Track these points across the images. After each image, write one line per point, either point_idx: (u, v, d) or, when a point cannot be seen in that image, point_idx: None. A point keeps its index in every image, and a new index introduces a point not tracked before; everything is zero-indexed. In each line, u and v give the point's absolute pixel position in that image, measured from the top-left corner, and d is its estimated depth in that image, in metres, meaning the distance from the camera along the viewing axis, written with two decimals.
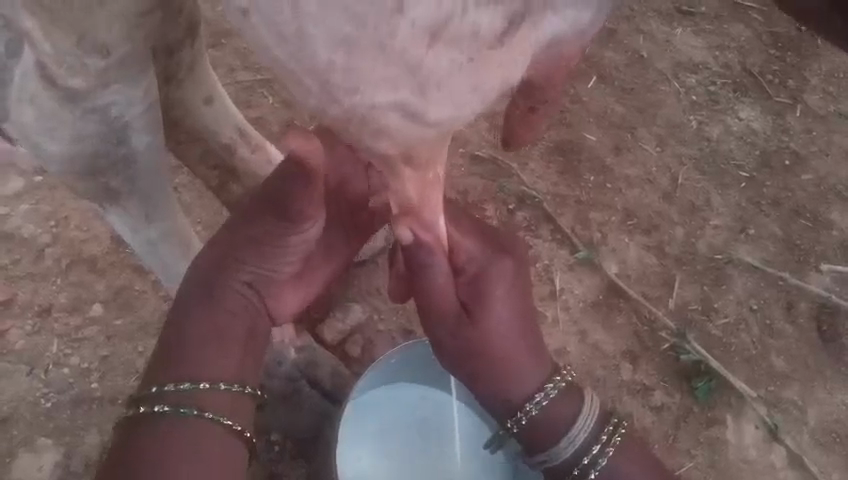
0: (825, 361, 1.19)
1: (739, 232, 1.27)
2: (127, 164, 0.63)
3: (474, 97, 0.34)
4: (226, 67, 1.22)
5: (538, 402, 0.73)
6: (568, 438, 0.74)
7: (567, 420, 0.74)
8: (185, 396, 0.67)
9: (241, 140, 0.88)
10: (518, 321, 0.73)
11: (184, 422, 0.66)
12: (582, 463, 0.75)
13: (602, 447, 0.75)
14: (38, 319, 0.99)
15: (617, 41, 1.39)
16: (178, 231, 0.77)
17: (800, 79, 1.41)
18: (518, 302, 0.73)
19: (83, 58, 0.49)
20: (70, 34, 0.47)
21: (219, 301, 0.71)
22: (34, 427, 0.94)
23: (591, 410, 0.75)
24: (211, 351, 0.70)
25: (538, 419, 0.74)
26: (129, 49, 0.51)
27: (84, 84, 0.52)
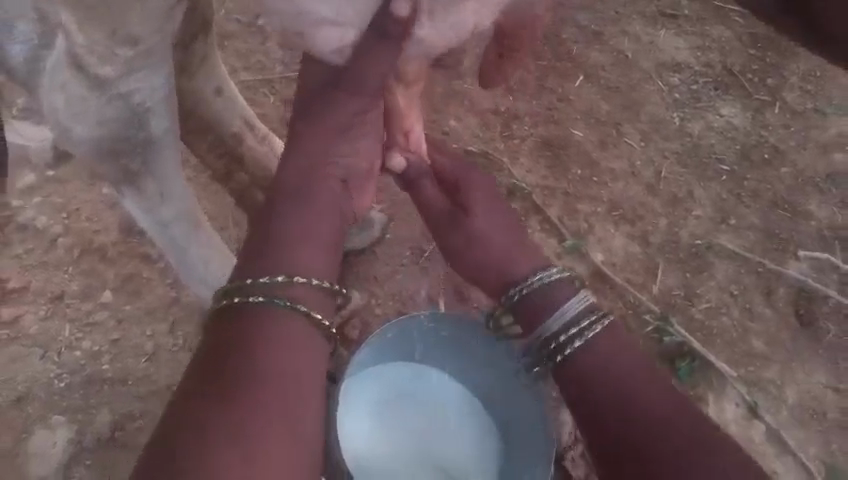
0: (804, 344, 1.25)
1: (720, 222, 1.32)
2: (148, 148, 0.68)
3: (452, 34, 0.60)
4: (229, 68, 1.28)
5: (528, 284, 0.80)
6: (551, 319, 0.76)
7: (561, 298, 0.78)
8: (280, 287, 0.65)
9: (247, 131, 0.95)
10: (506, 225, 0.86)
11: (278, 311, 0.63)
12: (568, 331, 0.75)
13: (588, 320, 0.75)
14: (51, 305, 1.04)
15: (603, 43, 1.45)
16: (192, 214, 0.82)
17: (779, 78, 1.47)
18: (502, 212, 0.87)
19: (114, 49, 0.56)
20: (105, 27, 0.55)
21: (308, 198, 0.74)
22: (48, 406, 0.99)
23: (579, 297, 0.77)
24: (298, 246, 0.70)
25: (535, 296, 0.79)
26: (157, 41, 0.58)
27: (112, 72, 0.58)
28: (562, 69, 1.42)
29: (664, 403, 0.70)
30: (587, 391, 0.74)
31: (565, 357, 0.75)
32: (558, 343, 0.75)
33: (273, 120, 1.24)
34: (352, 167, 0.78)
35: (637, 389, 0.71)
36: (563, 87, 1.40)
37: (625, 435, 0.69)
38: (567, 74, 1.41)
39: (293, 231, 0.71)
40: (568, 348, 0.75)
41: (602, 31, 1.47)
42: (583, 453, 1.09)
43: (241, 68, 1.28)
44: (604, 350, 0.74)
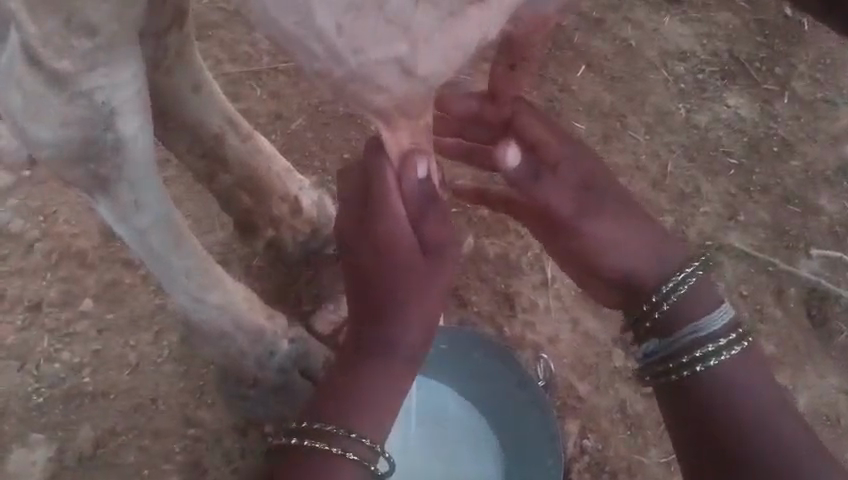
0: (816, 346, 1.20)
1: (728, 219, 1.27)
2: (117, 154, 0.62)
3: (448, 53, 0.51)
4: (213, 59, 1.22)
5: (670, 295, 0.71)
6: (694, 329, 0.70)
7: (705, 310, 0.71)
8: (333, 435, 0.72)
9: (230, 128, 0.88)
10: (633, 238, 0.72)
11: (326, 460, 0.71)
12: (710, 348, 0.69)
13: (733, 341, 0.70)
14: (28, 314, 0.99)
15: (604, 31, 1.39)
16: (178, 228, 0.74)
17: (787, 66, 1.41)
18: (624, 221, 0.73)
19: (70, 39, 0.52)
20: (58, 11, 0.50)
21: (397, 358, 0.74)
22: (26, 422, 0.94)
23: (725, 308, 0.71)
24: (372, 393, 0.74)
25: (678, 305, 0.71)
26: (117, 30, 0.52)
27: (70, 66, 0.54)
28: (562, 58, 1.36)
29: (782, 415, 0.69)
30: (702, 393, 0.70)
31: (696, 372, 0.69)
32: (694, 356, 0.69)
33: (262, 115, 1.19)
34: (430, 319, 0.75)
35: (757, 397, 0.69)
36: (564, 77, 1.34)
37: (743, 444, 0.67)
38: (568, 64, 1.35)
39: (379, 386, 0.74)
40: (704, 363, 0.69)
41: (603, 18, 1.40)
42: (589, 465, 1.05)
43: (226, 59, 1.22)
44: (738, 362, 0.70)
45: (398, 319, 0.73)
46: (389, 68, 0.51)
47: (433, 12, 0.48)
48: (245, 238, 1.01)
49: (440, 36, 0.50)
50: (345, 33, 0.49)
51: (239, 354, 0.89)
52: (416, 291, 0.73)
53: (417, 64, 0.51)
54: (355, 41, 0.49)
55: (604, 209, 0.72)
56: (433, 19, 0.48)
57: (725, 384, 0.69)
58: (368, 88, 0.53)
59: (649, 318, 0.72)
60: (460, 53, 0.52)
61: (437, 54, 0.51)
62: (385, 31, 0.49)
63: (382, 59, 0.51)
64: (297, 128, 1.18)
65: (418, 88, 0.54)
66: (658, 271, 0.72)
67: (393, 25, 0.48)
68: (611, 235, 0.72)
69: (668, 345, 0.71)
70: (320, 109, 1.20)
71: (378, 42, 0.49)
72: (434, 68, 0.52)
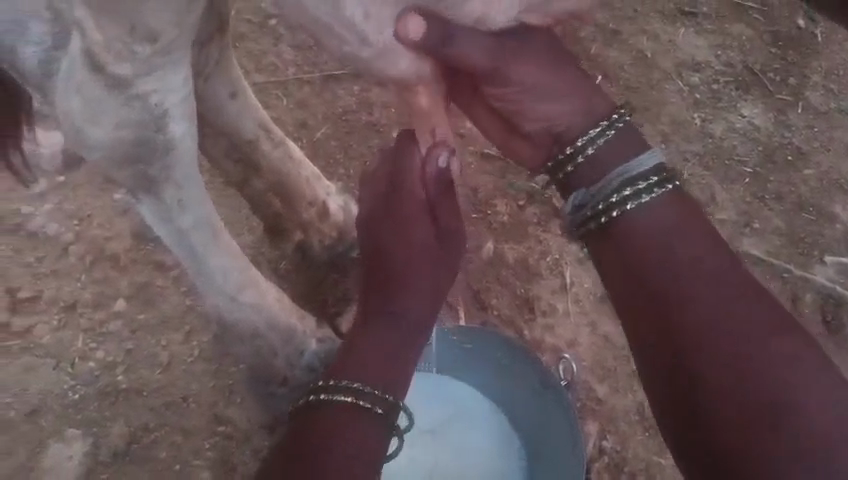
0: (830, 349, 1.22)
1: (744, 225, 1.29)
2: (164, 154, 0.65)
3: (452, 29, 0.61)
4: (241, 69, 1.25)
5: (594, 139, 0.71)
6: (622, 170, 0.69)
7: (629, 154, 0.70)
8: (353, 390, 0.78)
9: (264, 136, 0.91)
10: (553, 85, 0.71)
11: (346, 412, 0.76)
12: (632, 186, 0.68)
13: (659, 183, 0.68)
14: (63, 315, 1.02)
15: (621, 42, 1.42)
16: (218, 234, 0.79)
17: (801, 76, 1.43)
18: (549, 70, 0.70)
19: (132, 45, 0.55)
20: (123, 21, 0.53)
21: (412, 325, 0.85)
22: (62, 419, 0.97)
23: (653, 151, 0.70)
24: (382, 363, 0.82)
25: (599, 154, 0.71)
26: (175, 35, 0.56)
27: (128, 70, 0.57)
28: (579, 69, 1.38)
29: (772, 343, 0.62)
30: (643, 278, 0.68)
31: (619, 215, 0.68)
32: (616, 194, 0.68)
33: (287, 123, 1.22)
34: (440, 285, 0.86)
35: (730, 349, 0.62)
36: None
37: (720, 411, 0.61)
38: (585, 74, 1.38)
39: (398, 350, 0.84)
40: (630, 203, 0.68)
41: (620, 29, 1.42)
42: (607, 465, 1.08)
43: (253, 70, 1.25)
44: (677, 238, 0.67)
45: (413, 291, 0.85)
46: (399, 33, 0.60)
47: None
48: (273, 242, 1.04)
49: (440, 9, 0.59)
50: (371, 19, 0.59)
51: (269, 353, 0.94)
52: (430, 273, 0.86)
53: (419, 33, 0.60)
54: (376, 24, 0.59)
55: (533, 51, 0.68)
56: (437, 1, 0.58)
57: (654, 232, 0.68)
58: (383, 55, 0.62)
59: (571, 162, 0.72)
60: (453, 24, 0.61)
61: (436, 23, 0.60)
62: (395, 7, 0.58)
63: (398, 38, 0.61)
64: (322, 137, 1.22)
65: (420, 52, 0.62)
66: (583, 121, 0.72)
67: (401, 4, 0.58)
68: (540, 85, 0.71)
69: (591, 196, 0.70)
70: (343, 119, 1.23)
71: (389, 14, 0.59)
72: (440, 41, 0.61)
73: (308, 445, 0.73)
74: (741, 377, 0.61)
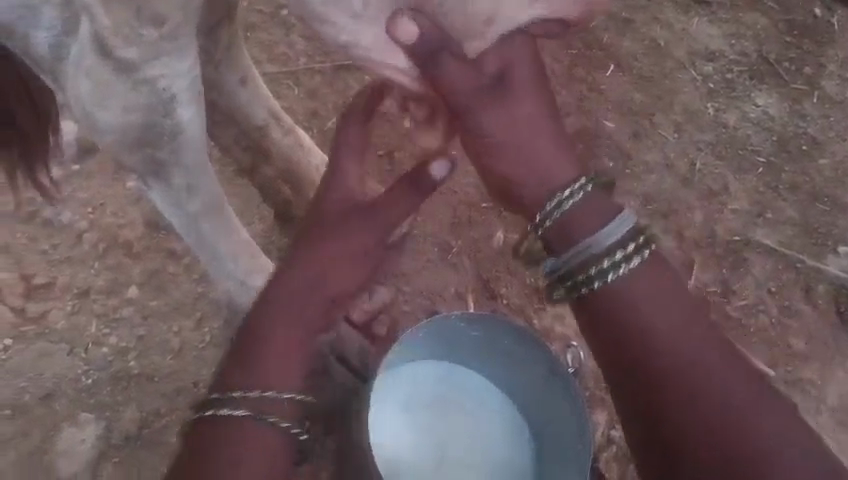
0: (844, 340, 1.21)
1: (757, 216, 1.28)
2: (173, 139, 0.66)
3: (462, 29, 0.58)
4: (252, 59, 1.26)
5: (559, 202, 0.63)
6: (589, 241, 0.62)
7: (597, 221, 0.63)
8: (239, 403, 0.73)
9: (273, 124, 0.92)
10: (535, 131, 0.64)
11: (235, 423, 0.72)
12: (603, 263, 0.62)
13: (628, 255, 0.62)
14: (77, 301, 1.03)
15: (634, 31, 1.41)
16: (225, 220, 0.80)
17: (817, 66, 1.42)
18: (527, 114, 0.63)
19: (138, 29, 0.56)
20: (130, 4, 0.54)
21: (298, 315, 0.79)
22: (75, 403, 0.98)
23: (622, 217, 0.63)
24: (288, 362, 0.77)
25: (565, 218, 0.63)
26: (180, 20, 0.57)
27: (135, 55, 0.58)
28: (592, 58, 1.38)
29: (732, 367, 0.62)
30: (609, 339, 0.64)
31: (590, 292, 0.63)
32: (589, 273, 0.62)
33: (299, 113, 1.23)
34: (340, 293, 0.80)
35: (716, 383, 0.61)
36: (594, 76, 1.36)
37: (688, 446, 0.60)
38: (598, 63, 1.37)
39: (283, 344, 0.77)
40: (600, 281, 0.62)
41: (633, 18, 1.42)
42: (616, 454, 1.08)
43: (265, 60, 1.26)
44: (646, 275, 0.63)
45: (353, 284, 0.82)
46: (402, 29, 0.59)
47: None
48: (283, 230, 1.05)
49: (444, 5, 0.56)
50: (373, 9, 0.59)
51: None
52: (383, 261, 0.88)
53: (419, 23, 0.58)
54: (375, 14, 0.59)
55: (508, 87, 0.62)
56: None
57: (626, 302, 0.62)
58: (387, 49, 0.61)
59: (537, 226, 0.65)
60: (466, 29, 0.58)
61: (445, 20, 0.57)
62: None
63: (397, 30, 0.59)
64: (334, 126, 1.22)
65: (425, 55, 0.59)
66: (558, 179, 0.65)
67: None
68: (518, 130, 0.63)
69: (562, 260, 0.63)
70: None
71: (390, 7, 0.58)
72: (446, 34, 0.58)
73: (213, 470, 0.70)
74: (710, 428, 0.60)
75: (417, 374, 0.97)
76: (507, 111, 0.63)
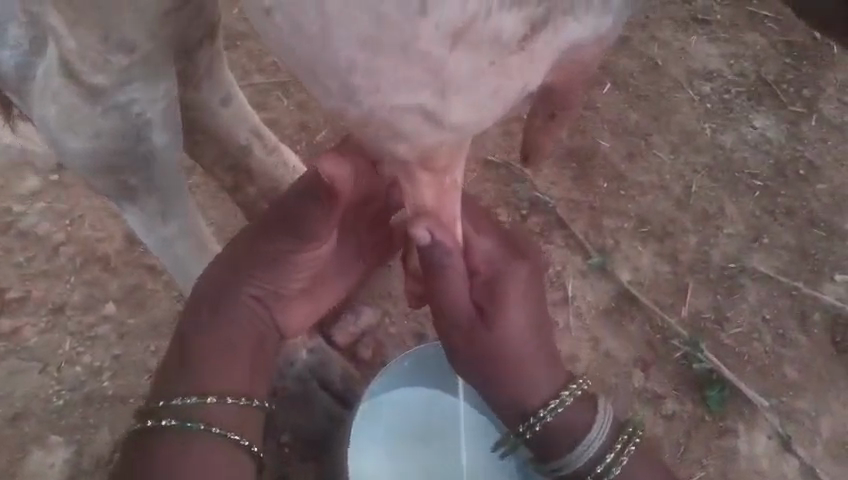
0: (840, 371, 1.17)
1: (752, 240, 1.26)
2: (146, 162, 0.63)
3: (490, 103, 0.35)
4: (242, 69, 1.23)
5: (548, 414, 0.78)
6: (580, 452, 0.78)
7: (583, 427, 0.79)
8: (193, 410, 0.70)
9: (256, 141, 0.88)
10: (531, 328, 0.78)
11: (187, 434, 0.69)
12: (596, 471, 0.79)
13: (615, 456, 0.79)
14: (51, 317, 1.00)
15: (631, 49, 1.39)
16: (194, 230, 0.77)
17: (816, 88, 1.40)
18: (526, 323, 0.77)
19: (106, 56, 0.51)
20: (95, 31, 0.49)
21: (224, 321, 0.77)
22: (45, 424, 0.94)
23: (604, 424, 0.79)
24: (232, 365, 0.75)
25: (554, 426, 0.78)
26: (153, 47, 0.52)
27: (104, 80, 0.53)
28: None
29: None
30: None
31: None
32: None
33: (288, 126, 1.20)
34: (276, 292, 0.81)
35: None
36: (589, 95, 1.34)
37: None
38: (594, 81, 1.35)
39: (207, 356, 0.74)
40: None
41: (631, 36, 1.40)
42: None
43: (255, 70, 1.23)
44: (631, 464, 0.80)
45: (302, 277, 0.82)
46: (411, 116, 0.35)
47: (476, 53, 0.32)
48: None
49: (478, 83, 0.34)
50: (359, 72, 0.32)
51: None
52: (337, 247, 0.87)
53: (447, 117, 0.35)
54: (376, 85, 0.33)
55: (509, 299, 0.76)
56: (469, 66, 0.33)
57: None
58: (384, 134, 0.36)
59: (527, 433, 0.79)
60: (507, 104, 0.37)
61: (483, 106, 0.35)
62: (409, 75, 0.32)
63: (402, 102, 0.34)
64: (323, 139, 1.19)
65: (439, 151, 0.38)
66: (550, 386, 0.79)
67: (423, 68, 0.32)
68: (518, 332, 0.77)
69: (558, 465, 0.80)
70: None
71: (399, 86, 0.33)
72: (469, 118, 0.35)
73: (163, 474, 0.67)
74: None
75: (406, 396, 0.93)
76: (512, 319, 0.76)
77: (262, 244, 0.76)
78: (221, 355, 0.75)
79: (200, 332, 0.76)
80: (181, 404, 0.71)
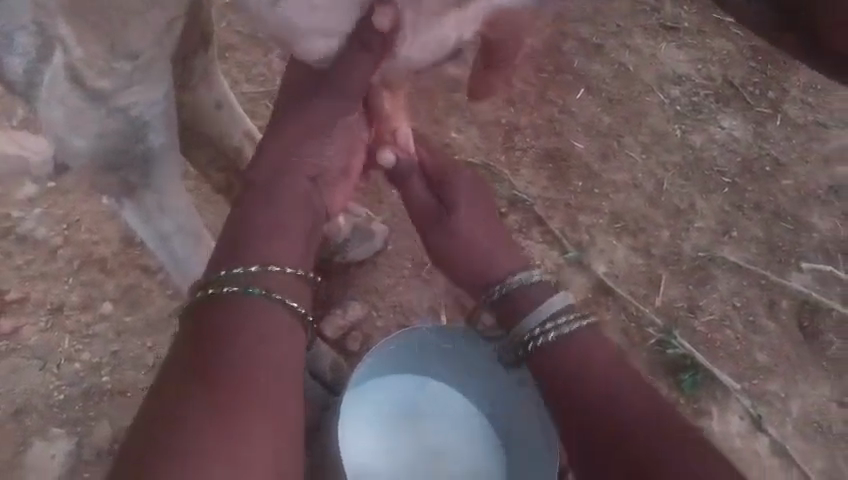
0: (808, 355, 1.24)
1: (723, 233, 1.31)
2: (144, 161, 0.68)
3: (429, 52, 0.59)
4: (230, 80, 1.28)
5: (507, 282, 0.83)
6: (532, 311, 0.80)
7: (539, 297, 0.81)
8: (255, 276, 0.64)
9: (248, 142, 0.93)
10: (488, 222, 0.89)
11: (251, 301, 0.62)
12: (542, 324, 0.79)
13: (565, 316, 0.79)
14: (50, 317, 1.04)
15: (604, 55, 1.44)
16: (190, 228, 0.82)
17: (780, 90, 1.46)
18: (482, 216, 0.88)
19: (112, 63, 0.56)
20: (103, 39, 0.54)
21: (274, 196, 0.72)
22: (45, 418, 0.99)
23: (562, 295, 0.81)
24: (289, 235, 0.71)
25: (513, 291, 0.83)
26: (155, 53, 0.58)
27: (109, 84, 0.58)
28: (561, 81, 1.40)
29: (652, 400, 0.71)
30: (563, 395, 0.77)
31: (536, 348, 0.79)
32: (532, 335, 0.79)
33: None
34: (325, 167, 0.78)
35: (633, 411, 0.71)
36: (563, 99, 1.39)
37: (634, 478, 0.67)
38: (568, 86, 1.40)
39: (263, 227, 0.70)
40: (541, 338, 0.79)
41: (604, 43, 1.45)
42: None
43: (242, 80, 1.28)
44: (572, 340, 0.78)
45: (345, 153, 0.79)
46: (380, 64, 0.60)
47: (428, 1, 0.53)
48: None
49: (419, 39, 0.57)
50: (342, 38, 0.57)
51: None
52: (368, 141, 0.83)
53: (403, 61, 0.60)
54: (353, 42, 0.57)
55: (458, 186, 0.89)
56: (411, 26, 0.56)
57: (567, 352, 0.78)
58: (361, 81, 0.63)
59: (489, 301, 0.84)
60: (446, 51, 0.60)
61: (425, 51, 0.59)
62: (374, 40, 0.56)
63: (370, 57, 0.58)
64: None
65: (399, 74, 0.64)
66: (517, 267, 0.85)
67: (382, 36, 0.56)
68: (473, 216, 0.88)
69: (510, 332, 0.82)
70: None
71: (368, 47, 0.57)
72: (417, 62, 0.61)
73: (210, 333, 0.57)
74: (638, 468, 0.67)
75: (392, 389, 0.99)
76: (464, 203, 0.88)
77: (292, 122, 0.73)
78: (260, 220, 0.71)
79: (251, 211, 0.71)
80: (244, 273, 0.64)
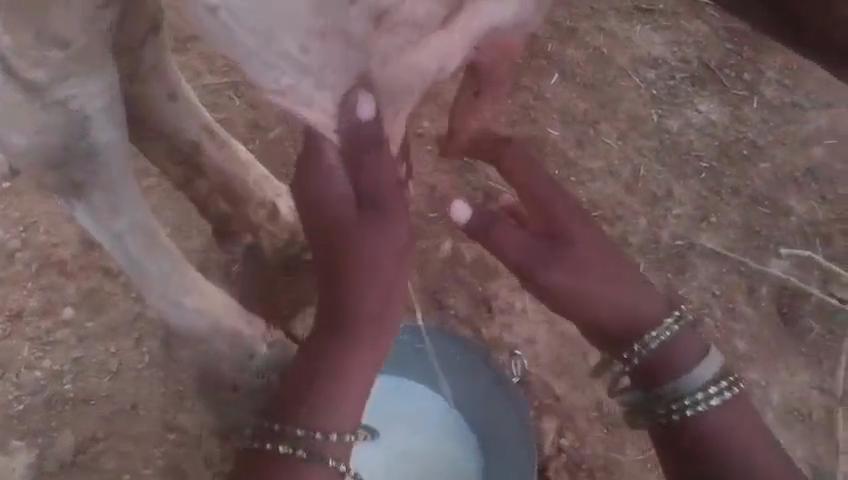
0: (788, 342, 1.23)
1: (700, 220, 1.30)
2: (89, 157, 0.64)
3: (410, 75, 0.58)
4: (195, 72, 1.24)
5: (659, 333, 0.78)
6: (683, 376, 0.77)
7: (690, 359, 0.79)
8: (302, 441, 0.69)
9: (207, 136, 0.90)
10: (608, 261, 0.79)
11: (299, 464, 0.68)
12: (701, 394, 0.77)
13: (719, 389, 0.78)
14: (9, 324, 1.02)
15: (579, 40, 1.40)
16: (148, 227, 0.78)
17: (756, 71, 1.42)
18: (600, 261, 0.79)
19: (42, 51, 0.53)
20: (30, 22, 0.51)
21: (349, 333, 0.69)
22: (6, 430, 0.98)
23: (711, 357, 0.80)
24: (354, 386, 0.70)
25: (661, 350, 0.78)
26: (87, 41, 0.55)
27: (45, 76, 0.55)
28: (535, 67, 1.38)
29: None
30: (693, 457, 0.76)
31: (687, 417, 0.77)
32: (689, 402, 0.77)
33: (240, 126, 1.22)
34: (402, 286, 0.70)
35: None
36: (537, 86, 1.36)
37: None
38: (541, 72, 1.37)
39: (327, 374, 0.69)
40: (698, 407, 0.77)
41: (578, 27, 1.41)
42: (565, 462, 1.09)
43: (206, 71, 1.24)
44: (726, 409, 0.77)
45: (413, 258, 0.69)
46: None
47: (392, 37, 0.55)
48: (224, 244, 1.06)
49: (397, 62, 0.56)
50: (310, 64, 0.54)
51: (218, 358, 0.95)
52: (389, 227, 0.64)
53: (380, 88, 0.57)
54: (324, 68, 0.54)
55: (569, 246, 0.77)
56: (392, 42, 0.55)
57: (721, 422, 0.76)
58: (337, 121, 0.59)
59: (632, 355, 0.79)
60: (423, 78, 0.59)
61: (403, 77, 0.57)
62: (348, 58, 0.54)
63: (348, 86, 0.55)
64: (277, 136, 1.20)
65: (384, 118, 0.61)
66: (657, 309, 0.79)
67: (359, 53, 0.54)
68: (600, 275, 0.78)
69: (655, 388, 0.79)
70: None
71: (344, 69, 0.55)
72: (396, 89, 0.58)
73: None
74: None
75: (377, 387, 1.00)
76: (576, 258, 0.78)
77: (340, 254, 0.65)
78: (336, 375, 0.69)
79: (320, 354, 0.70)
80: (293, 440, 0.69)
